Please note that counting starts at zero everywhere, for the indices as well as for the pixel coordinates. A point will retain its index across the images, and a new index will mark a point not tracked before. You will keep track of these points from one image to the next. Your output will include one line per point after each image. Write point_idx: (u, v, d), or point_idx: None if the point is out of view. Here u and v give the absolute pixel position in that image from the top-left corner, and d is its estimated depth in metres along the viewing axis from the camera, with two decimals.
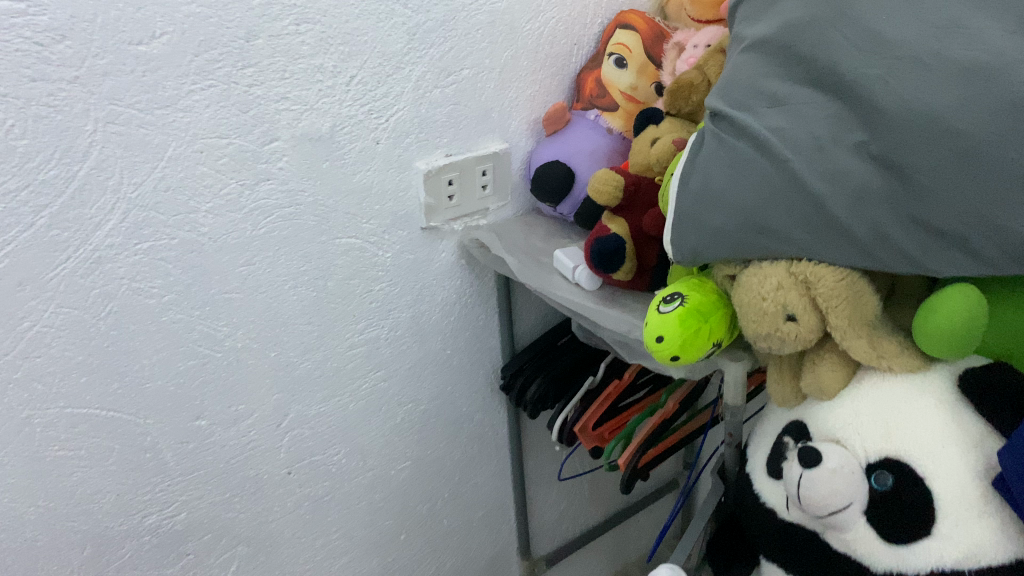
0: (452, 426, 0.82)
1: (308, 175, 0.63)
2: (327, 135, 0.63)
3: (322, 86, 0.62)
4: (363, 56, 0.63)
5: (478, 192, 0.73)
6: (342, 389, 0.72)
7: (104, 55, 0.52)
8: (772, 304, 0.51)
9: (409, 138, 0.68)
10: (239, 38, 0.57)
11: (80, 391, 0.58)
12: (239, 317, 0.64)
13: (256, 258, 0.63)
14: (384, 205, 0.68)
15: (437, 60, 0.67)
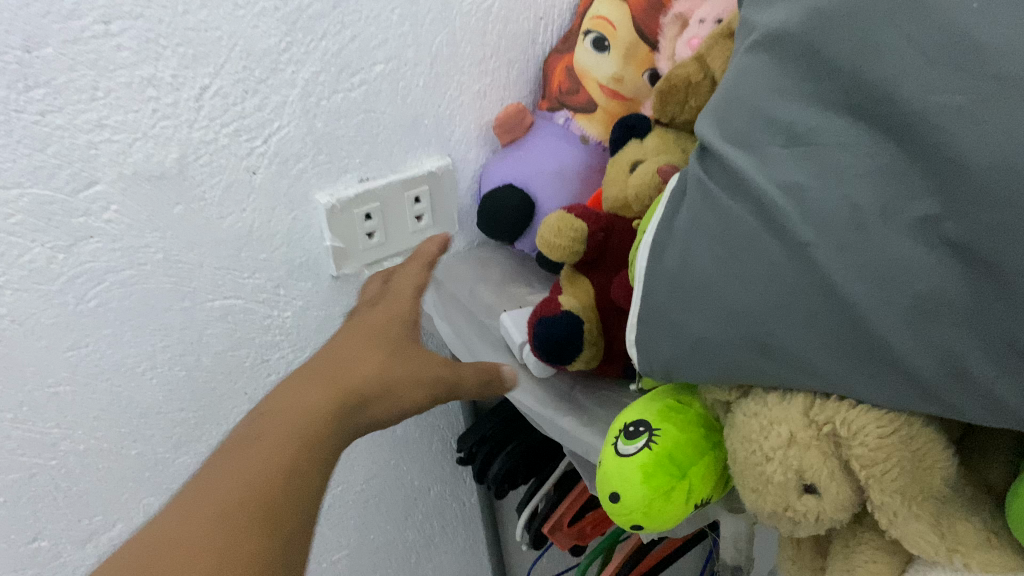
0: (401, 502, 0.66)
1: (153, 226, 0.46)
2: (174, 170, 0.46)
3: (159, 104, 0.44)
4: (218, 57, 0.45)
5: (410, 225, 0.55)
6: None
7: None
8: (779, 469, 0.33)
9: (302, 163, 0.50)
10: (12, 47, 0.39)
11: None
12: (77, 412, 0.48)
13: (89, 338, 0.47)
14: (274, 253, 0.51)
15: (334, 56, 0.48)
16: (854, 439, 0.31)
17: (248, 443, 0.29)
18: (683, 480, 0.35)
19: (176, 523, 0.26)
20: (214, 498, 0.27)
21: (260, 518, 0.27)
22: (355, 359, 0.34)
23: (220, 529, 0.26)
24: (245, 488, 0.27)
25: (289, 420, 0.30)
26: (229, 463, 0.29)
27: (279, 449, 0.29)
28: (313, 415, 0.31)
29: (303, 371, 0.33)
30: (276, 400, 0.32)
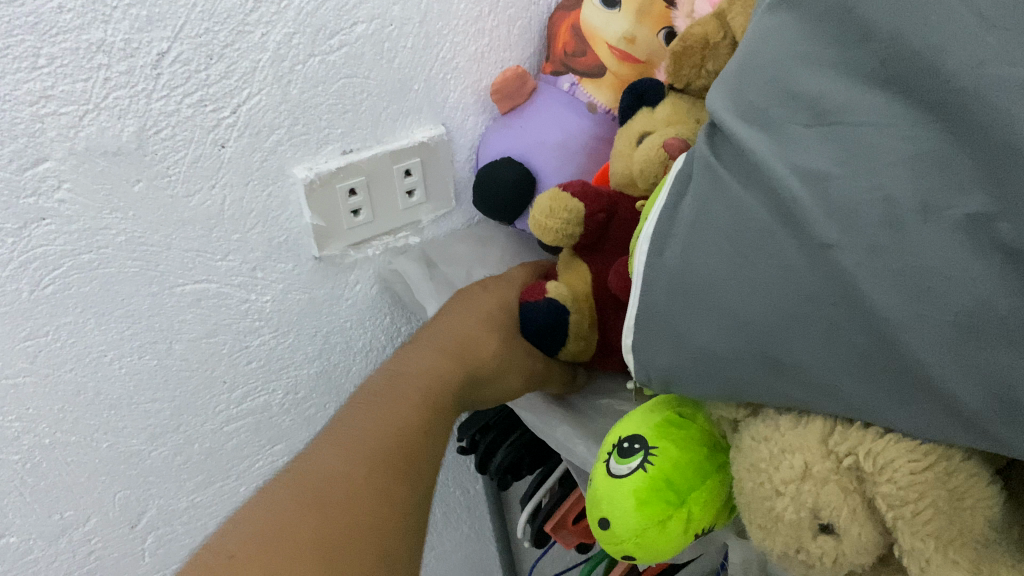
0: None
1: (111, 208, 0.42)
2: (133, 146, 0.41)
3: (110, 73, 0.39)
4: (178, 19, 0.40)
5: (401, 201, 0.52)
6: (222, 472, 0.54)
7: None
8: (791, 503, 0.28)
9: (278, 134, 0.45)
10: None
11: None
12: (39, 405, 0.44)
13: (49, 328, 0.43)
14: (249, 233, 0.47)
15: (310, 16, 0.43)
16: (880, 475, 0.26)
17: (373, 443, 0.33)
18: (682, 507, 0.31)
19: (329, 492, 0.31)
20: (346, 486, 0.31)
21: (376, 522, 0.31)
22: (425, 371, 0.38)
23: (348, 510, 0.31)
24: (374, 500, 0.31)
25: (405, 422, 0.35)
26: (348, 446, 0.33)
27: (391, 458, 0.33)
28: (416, 430, 0.35)
29: (409, 384, 0.37)
30: (386, 407, 0.35)
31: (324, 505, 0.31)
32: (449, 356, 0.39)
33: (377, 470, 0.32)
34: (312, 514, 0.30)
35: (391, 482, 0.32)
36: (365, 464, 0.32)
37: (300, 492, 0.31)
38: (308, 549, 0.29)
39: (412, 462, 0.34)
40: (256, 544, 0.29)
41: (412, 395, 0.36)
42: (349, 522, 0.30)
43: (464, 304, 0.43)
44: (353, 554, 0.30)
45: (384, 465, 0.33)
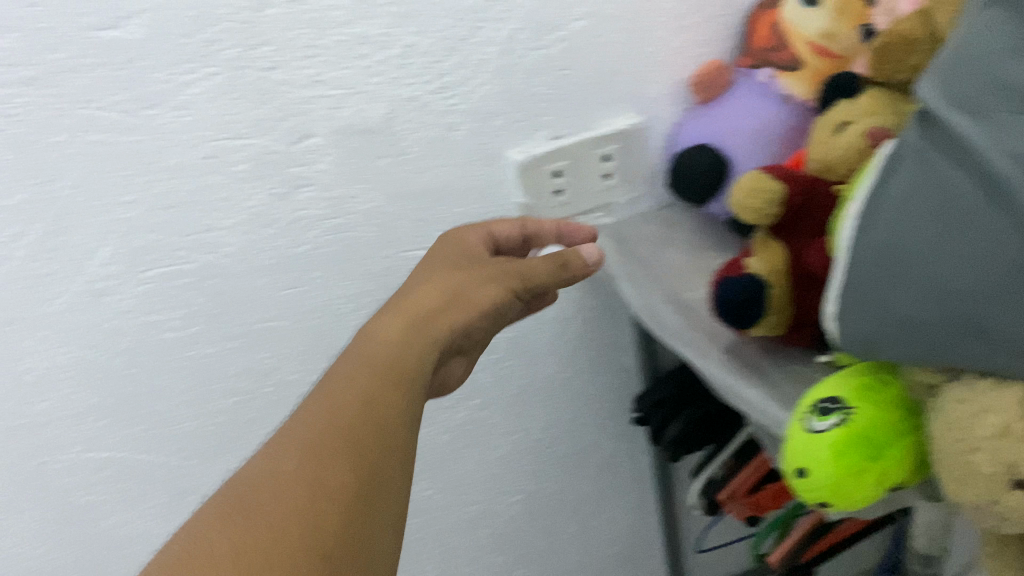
0: (576, 456, 0.68)
1: (358, 178, 0.49)
2: (380, 126, 0.48)
3: (368, 62, 0.46)
4: (422, 15, 0.46)
5: (597, 184, 0.55)
6: (427, 422, 0.60)
7: (64, 48, 0.40)
8: (989, 459, 0.30)
9: (499, 119, 0.51)
10: (245, 9, 0.42)
11: (99, 435, 0.51)
12: (285, 347, 0.52)
13: (301, 280, 0.51)
14: (467, 207, 0.53)
15: (534, 13, 0.49)
16: None
17: (325, 426, 0.30)
18: (877, 461, 0.34)
19: (254, 495, 0.28)
20: (281, 480, 0.28)
21: (320, 504, 0.28)
22: (407, 345, 0.35)
23: (275, 512, 0.27)
24: (306, 487, 0.28)
25: (362, 389, 0.32)
26: (286, 439, 0.30)
27: (335, 436, 0.30)
28: (372, 395, 0.32)
29: (354, 346, 0.35)
30: (354, 375, 0.33)
31: (246, 517, 0.27)
32: (394, 319, 0.37)
33: (317, 454, 0.29)
34: (232, 520, 0.27)
35: (329, 465, 0.29)
36: (304, 450, 0.29)
37: (230, 503, 0.28)
38: (262, 541, 0.26)
39: (380, 425, 0.31)
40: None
41: (352, 354, 0.35)
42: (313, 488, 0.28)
43: (424, 268, 0.42)
44: (280, 552, 0.26)
45: (337, 440, 0.30)
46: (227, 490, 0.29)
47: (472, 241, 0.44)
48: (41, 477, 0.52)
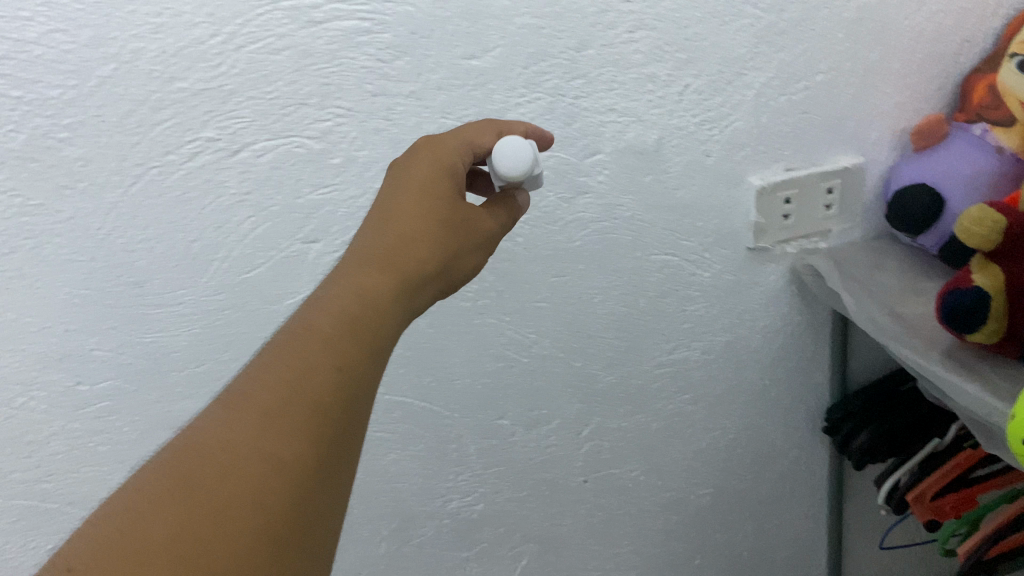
0: (762, 458, 0.76)
1: (629, 190, 0.59)
2: (653, 148, 0.58)
3: (653, 97, 0.57)
4: (700, 63, 0.57)
5: (819, 213, 0.65)
6: (644, 408, 0.69)
7: (439, 70, 0.52)
8: None
9: (745, 151, 0.61)
10: (570, 49, 0.54)
11: (398, 380, 0.62)
12: (547, 325, 0.63)
13: (569, 270, 0.61)
14: (708, 222, 0.62)
15: (787, 66, 0.59)
16: None
17: (268, 393, 0.31)
18: None
19: (206, 471, 0.29)
20: (230, 446, 0.29)
21: (269, 486, 0.29)
22: (380, 298, 0.36)
23: (225, 490, 0.28)
24: (255, 458, 0.29)
25: (350, 353, 0.33)
26: (246, 400, 0.31)
27: (290, 406, 0.31)
28: (348, 359, 0.33)
29: (346, 285, 0.36)
30: (331, 331, 0.33)
31: (204, 497, 0.28)
32: (380, 269, 0.38)
33: (275, 425, 0.30)
34: (178, 497, 0.28)
35: (288, 441, 0.30)
36: (257, 420, 0.30)
37: (190, 467, 0.29)
38: (206, 536, 0.27)
39: (320, 405, 0.31)
40: (117, 543, 0.27)
41: (336, 301, 0.35)
42: (264, 472, 0.29)
43: (401, 183, 0.42)
44: (241, 513, 0.28)
45: (296, 414, 0.31)
46: (179, 446, 0.30)
47: (457, 168, 0.42)
48: None
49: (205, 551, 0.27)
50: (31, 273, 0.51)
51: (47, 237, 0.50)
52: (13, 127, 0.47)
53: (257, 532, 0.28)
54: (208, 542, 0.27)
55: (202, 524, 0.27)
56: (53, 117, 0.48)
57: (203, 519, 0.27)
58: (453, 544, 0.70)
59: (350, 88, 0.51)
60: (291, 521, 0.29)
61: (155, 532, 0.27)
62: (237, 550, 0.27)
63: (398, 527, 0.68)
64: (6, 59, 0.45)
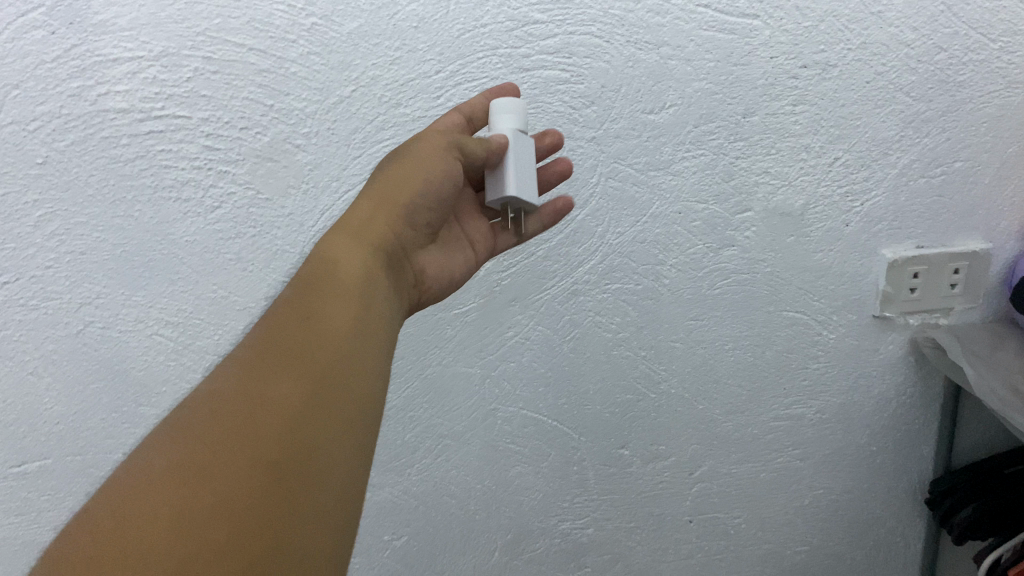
0: (861, 525, 0.78)
1: (770, 248, 0.64)
2: (798, 212, 0.63)
3: (805, 164, 0.61)
4: (852, 139, 0.61)
5: (944, 290, 0.68)
6: (755, 458, 0.73)
7: (619, 121, 0.58)
8: None
9: (881, 225, 0.65)
10: (737, 114, 0.59)
11: (535, 398, 0.68)
12: (678, 365, 0.68)
13: (706, 315, 0.66)
14: (839, 286, 0.66)
15: (930, 150, 0.63)
16: None
17: (252, 361, 0.38)
18: None
19: (196, 422, 0.34)
20: (217, 399, 0.35)
21: (258, 418, 0.34)
22: (342, 268, 0.43)
23: (222, 429, 0.33)
24: (236, 403, 0.35)
25: (313, 309, 0.40)
26: (229, 372, 0.37)
27: (269, 362, 0.37)
28: (315, 315, 0.40)
29: (313, 265, 0.44)
30: (292, 305, 0.41)
31: (202, 433, 0.33)
32: (346, 242, 0.45)
33: (258, 376, 0.36)
34: (176, 442, 0.33)
35: (270, 384, 0.36)
36: (241, 378, 0.36)
37: (188, 422, 0.34)
38: (206, 463, 0.32)
39: (296, 350, 0.38)
40: (129, 480, 0.31)
41: (301, 281, 0.42)
42: (256, 406, 0.34)
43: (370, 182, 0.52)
44: (234, 444, 0.32)
45: (274, 365, 0.37)
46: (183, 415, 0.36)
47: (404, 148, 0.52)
48: (485, 424, 0.69)
49: (204, 470, 0.31)
50: (249, 258, 0.59)
51: (268, 228, 0.58)
52: (261, 130, 0.55)
53: (249, 453, 0.32)
54: (212, 464, 0.32)
55: (202, 449, 0.32)
56: (295, 125, 0.56)
57: (200, 453, 0.32)
58: (560, 561, 0.76)
59: (541, 127, 0.58)
60: (286, 433, 0.33)
61: (160, 468, 0.32)
62: (236, 461, 0.32)
63: (512, 540, 0.75)
64: (267, 72, 0.54)
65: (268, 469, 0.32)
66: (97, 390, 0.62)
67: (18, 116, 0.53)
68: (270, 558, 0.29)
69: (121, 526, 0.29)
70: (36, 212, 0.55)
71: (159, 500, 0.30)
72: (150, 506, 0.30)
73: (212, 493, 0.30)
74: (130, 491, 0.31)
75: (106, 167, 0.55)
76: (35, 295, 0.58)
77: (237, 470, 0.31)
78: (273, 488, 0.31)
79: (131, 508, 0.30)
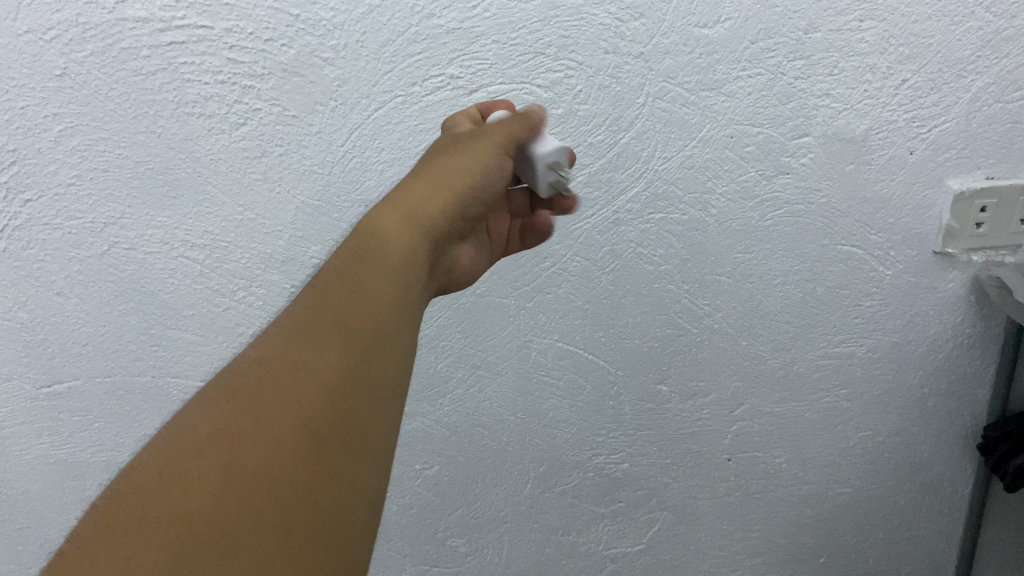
0: (907, 470, 0.75)
1: (828, 177, 0.60)
2: (859, 138, 0.58)
3: (870, 87, 0.57)
4: (923, 59, 0.56)
5: (1014, 226, 0.62)
6: (799, 397, 0.70)
7: (670, 35, 0.54)
8: None
9: (949, 153, 0.59)
10: (798, 30, 0.54)
11: (572, 330, 0.66)
12: (722, 299, 0.65)
13: (754, 247, 0.63)
14: (899, 220, 0.62)
15: (1008, 72, 0.57)
16: None
17: (299, 325, 0.36)
18: None
19: (242, 383, 0.34)
20: (263, 360, 0.35)
21: (298, 385, 0.33)
22: (393, 233, 0.41)
23: (265, 394, 0.33)
24: (283, 367, 0.34)
25: (359, 273, 0.38)
26: (281, 329, 0.36)
27: (317, 328, 0.35)
28: (366, 283, 0.38)
29: (362, 234, 0.41)
30: (339, 267, 0.38)
31: (246, 401, 0.33)
32: (394, 213, 0.42)
33: (304, 341, 0.35)
34: (221, 404, 0.33)
35: (317, 350, 0.34)
36: (289, 343, 0.35)
37: (232, 389, 0.34)
38: (247, 426, 0.32)
39: (347, 320, 0.36)
40: (175, 440, 0.32)
41: (352, 245, 0.40)
42: (297, 379, 0.33)
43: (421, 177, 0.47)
44: (276, 408, 0.32)
45: (321, 332, 0.35)
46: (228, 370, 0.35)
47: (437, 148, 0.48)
48: (520, 354, 0.67)
49: (246, 434, 0.32)
50: (277, 178, 0.57)
51: (295, 147, 0.56)
52: (287, 42, 0.52)
53: (290, 421, 0.32)
54: (252, 428, 0.32)
55: (241, 415, 0.32)
56: (322, 37, 0.52)
57: (243, 419, 0.32)
58: (593, 495, 0.75)
59: (585, 42, 0.54)
60: (326, 405, 0.33)
61: (207, 430, 0.32)
62: (277, 433, 0.32)
63: (545, 472, 0.73)
64: None
65: (306, 445, 0.32)
66: (125, 312, 0.61)
67: (33, 24, 0.50)
68: (304, 550, 0.30)
69: (167, 489, 0.30)
70: (57, 126, 0.54)
71: (199, 466, 0.30)
72: (193, 470, 0.30)
73: (250, 465, 0.31)
74: (175, 451, 0.31)
75: (127, 81, 0.52)
76: (58, 213, 0.56)
77: (278, 443, 0.31)
78: (307, 458, 0.31)
79: (176, 470, 0.30)
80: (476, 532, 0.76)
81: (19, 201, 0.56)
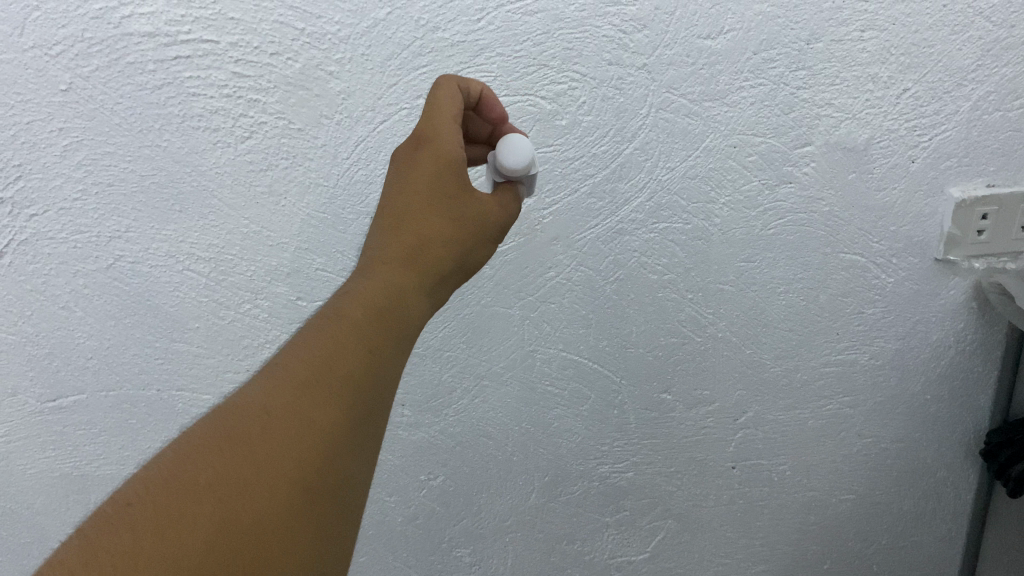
0: (911, 476, 0.75)
1: (830, 186, 0.60)
2: (861, 147, 0.59)
3: (871, 96, 0.57)
4: (923, 68, 0.56)
5: (1015, 233, 0.62)
6: (802, 404, 0.71)
7: (673, 46, 0.54)
8: None
9: (950, 161, 0.60)
10: (800, 40, 0.55)
11: (576, 339, 0.66)
12: (726, 308, 0.65)
13: (757, 256, 0.63)
14: (901, 228, 0.62)
15: (1008, 81, 0.57)
16: None
17: (307, 372, 0.34)
18: None
19: (245, 426, 0.32)
20: (268, 404, 0.33)
21: (302, 442, 0.32)
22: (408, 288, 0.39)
23: (270, 445, 0.32)
24: (289, 419, 0.33)
25: (374, 330, 0.37)
26: (286, 371, 0.35)
27: (326, 381, 0.34)
28: (379, 342, 0.37)
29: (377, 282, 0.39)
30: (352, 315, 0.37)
31: (249, 449, 0.32)
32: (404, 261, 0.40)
33: (314, 393, 0.34)
34: (220, 448, 0.32)
35: (325, 407, 0.34)
36: (296, 391, 0.34)
37: (233, 429, 0.32)
38: (247, 479, 0.31)
39: (356, 376, 0.35)
40: (171, 478, 0.31)
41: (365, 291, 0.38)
42: (301, 434, 0.33)
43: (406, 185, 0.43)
44: (279, 464, 0.32)
45: (329, 386, 0.34)
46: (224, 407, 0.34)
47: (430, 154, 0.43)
48: (524, 364, 0.67)
49: (247, 489, 0.31)
50: (282, 191, 0.57)
51: (300, 160, 0.56)
52: (292, 56, 0.52)
53: (289, 477, 0.32)
54: (253, 482, 0.31)
55: (244, 466, 0.31)
56: (328, 51, 0.52)
57: (244, 469, 0.31)
58: (598, 504, 0.75)
59: (589, 54, 0.54)
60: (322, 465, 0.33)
61: (205, 475, 0.31)
62: (275, 490, 0.31)
63: (550, 482, 0.74)
64: None
65: (297, 505, 0.31)
66: (130, 325, 0.61)
67: (39, 40, 0.51)
68: None
69: (159, 532, 0.29)
70: (63, 140, 0.54)
71: (194, 514, 0.29)
72: (190, 517, 0.29)
73: (245, 521, 0.30)
74: (171, 492, 0.30)
75: (133, 95, 0.53)
76: (64, 227, 0.57)
77: (274, 500, 0.31)
78: (296, 520, 0.31)
79: (171, 514, 0.29)
80: (481, 541, 0.76)
81: (25, 215, 0.56)
